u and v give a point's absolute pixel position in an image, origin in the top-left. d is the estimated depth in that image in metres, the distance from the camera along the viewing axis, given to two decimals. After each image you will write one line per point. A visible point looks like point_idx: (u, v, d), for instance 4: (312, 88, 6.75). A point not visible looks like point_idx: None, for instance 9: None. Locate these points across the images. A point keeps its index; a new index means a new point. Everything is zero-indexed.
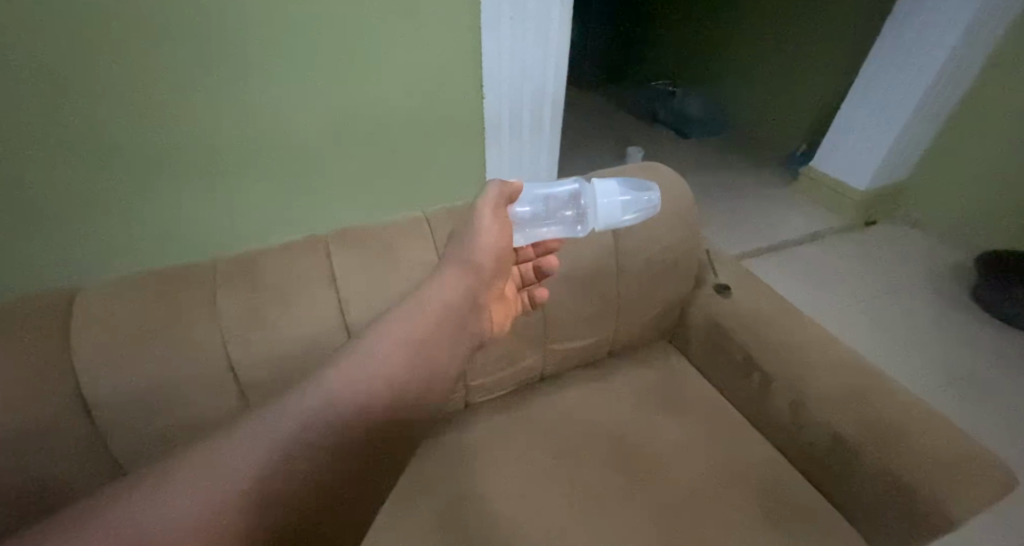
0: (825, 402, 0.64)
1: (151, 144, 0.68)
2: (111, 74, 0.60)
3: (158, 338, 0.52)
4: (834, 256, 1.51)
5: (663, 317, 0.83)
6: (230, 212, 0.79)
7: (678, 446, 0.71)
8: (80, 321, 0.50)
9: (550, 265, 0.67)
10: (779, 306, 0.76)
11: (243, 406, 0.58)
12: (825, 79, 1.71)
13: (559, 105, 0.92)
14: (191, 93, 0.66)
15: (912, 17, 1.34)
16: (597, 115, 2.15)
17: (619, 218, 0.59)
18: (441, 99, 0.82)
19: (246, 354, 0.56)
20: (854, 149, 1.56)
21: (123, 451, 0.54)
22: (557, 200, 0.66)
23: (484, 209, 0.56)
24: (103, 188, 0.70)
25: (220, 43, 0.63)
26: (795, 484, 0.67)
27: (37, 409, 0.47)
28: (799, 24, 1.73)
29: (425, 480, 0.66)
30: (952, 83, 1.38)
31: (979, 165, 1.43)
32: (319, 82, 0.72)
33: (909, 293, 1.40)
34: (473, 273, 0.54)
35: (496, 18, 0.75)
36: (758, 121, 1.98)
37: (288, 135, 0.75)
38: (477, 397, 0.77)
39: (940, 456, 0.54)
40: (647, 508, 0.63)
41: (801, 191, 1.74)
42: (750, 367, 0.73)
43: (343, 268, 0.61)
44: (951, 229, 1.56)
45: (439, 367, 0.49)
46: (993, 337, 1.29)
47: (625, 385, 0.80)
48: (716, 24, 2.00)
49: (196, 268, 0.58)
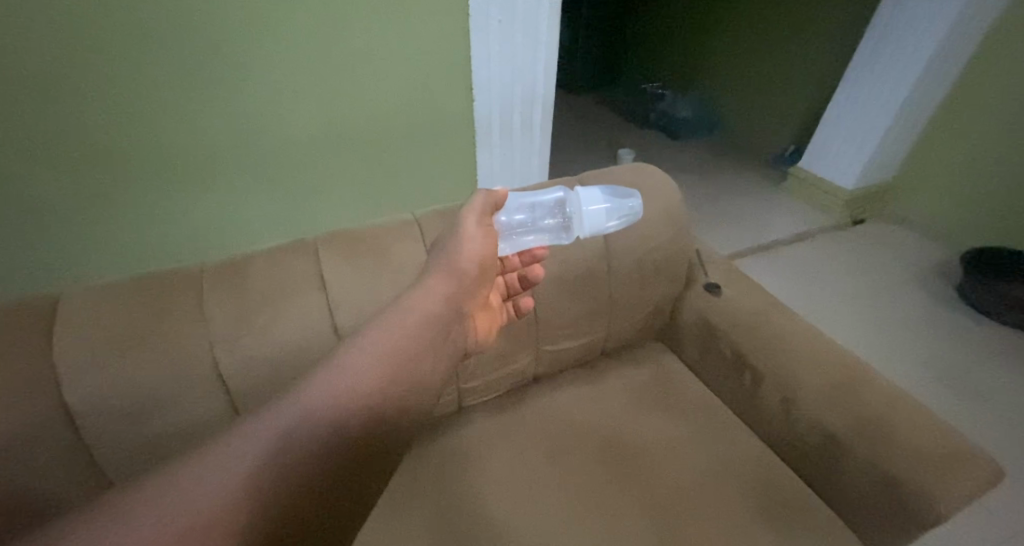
0: (811, 398, 0.65)
1: (137, 146, 0.67)
2: (97, 74, 0.60)
3: (142, 345, 0.51)
4: (822, 254, 1.53)
5: (653, 316, 0.83)
6: (217, 216, 0.79)
7: (671, 443, 0.71)
8: (62, 327, 0.49)
9: (535, 275, 0.66)
10: (767, 303, 0.76)
11: (232, 411, 0.58)
12: (811, 79, 1.73)
13: (548, 106, 0.92)
14: (176, 94, 0.65)
15: (894, 18, 1.37)
16: (587, 118, 2.16)
17: (604, 225, 0.60)
18: (431, 104, 0.82)
19: (233, 359, 0.55)
20: (839, 149, 1.58)
21: (110, 461, 0.53)
22: (542, 208, 0.68)
23: (468, 216, 0.57)
24: (90, 193, 0.69)
25: (208, 47, 0.63)
26: (786, 478, 0.68)
27: (22, 418, 0.46)
28: (783, 23, 1.75)
29: (420, 483, 0.66)
30: (936, 81, 1.39)
31: (964, 162, 1.45)
32: (306, 87, 0.71)
33: (896, 290, 1.42)
34: (458, 281, 0.54)
35: (485, 20, 0.75)
36: (744, 122, 1.99)
37: (275, 138, 0.74)
38: (471, 398, 0.77)
39: (929, 445, 0.55)
40: (640, 503, 0.63)
41: (789, 192, 1.76)
42: (741, 365, 0.74)
43: (332, 270, 0.61)
44: (936, 227, 1.58)
45: (426, 374, 0.48)
46: (979, 333, 1.31)
47: (618, 383, 0.80)
48: (702, 27, 2.02)
49: (183, 273, 0.57)
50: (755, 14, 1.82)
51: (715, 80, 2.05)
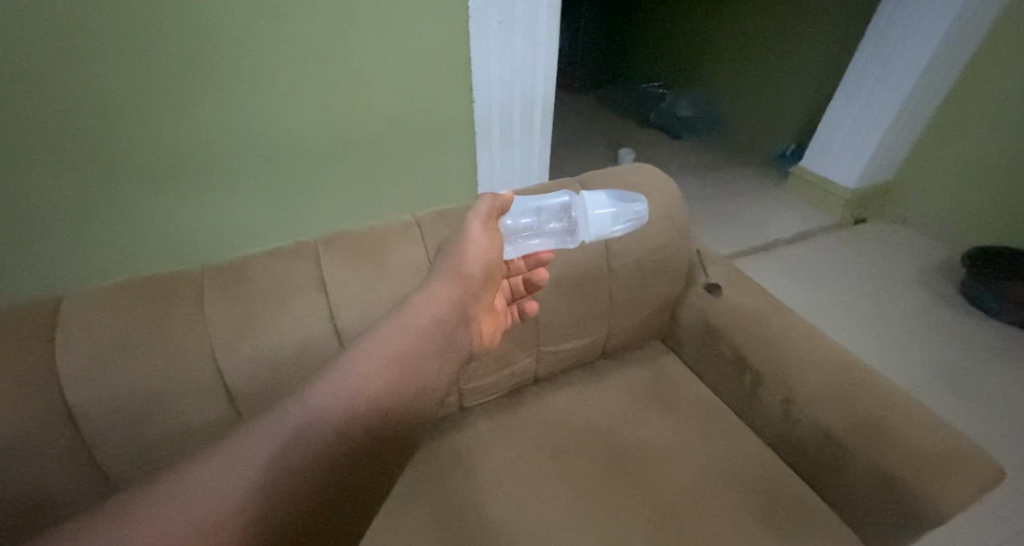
0: (812, 398, 0.65)
1: (139, 149, 0.67)
2: (101, 79, 0.60)
3: (143, 349, 0.51)
4: (823, 253, 1.53)
5: (654, 317, 0.83)
6: (219, 219, 0.79)
7: (673, 443, 0.71)
8: (63, 332, 0.50)
9: (541, 278, 0.66)
10: (768, 303, 0.76)
11: (233, 413, 0.58)
12: (812, 77, 1.72)
13: (548, 107, 0.92)
14: (179, 97, 0.65)
15: (895, 16, 1.36)
16: (588, 118, 2.16)
17: (609, 229, 0.61)
18: (432, 106, 0.82)
19: (235, 362, 0.55)
20: (841, 149, 1.58)
21: (112, 464, 0.53)
22: (548, 212, 0.69)
23: (474, 220, 0.57)
24: (92, 197, 0.69)
25: (210, 50, 0.63)
26: (787, 478, 0.68)
27: (24, 423, 0.46)
28: (783, 22, 1.75)
29: (421, 484, 0.66)
30: (938, 79, 1.39)
31: (965, 161, 1.45)
32: (308, 89, 0.71)
33: (897, 290, 1.42)
34: (463, 284, 0.54)
35: (485, 22, 0.75)
36: (744, 122, 1.99)
37: (277, 141, 0.75)
38: (471, 399, 0.77)
39: (929, 445, 0.55)
40: (640, 503, 0.63)
41: (790, 191, 1.76)
42: (742, 365, 0.74)
43: (333, 272, 0.61)
44: (938, 226, 1.58)
45: (431, 378, 0.49)
46: (980, 332, 1.31)
47: (619, 384, 0.80)
48: (702, 26, 2.02)
49: (183, 276, 0.57)
50: (755, 13, 1.82)
51: (715, 79, 2.04)
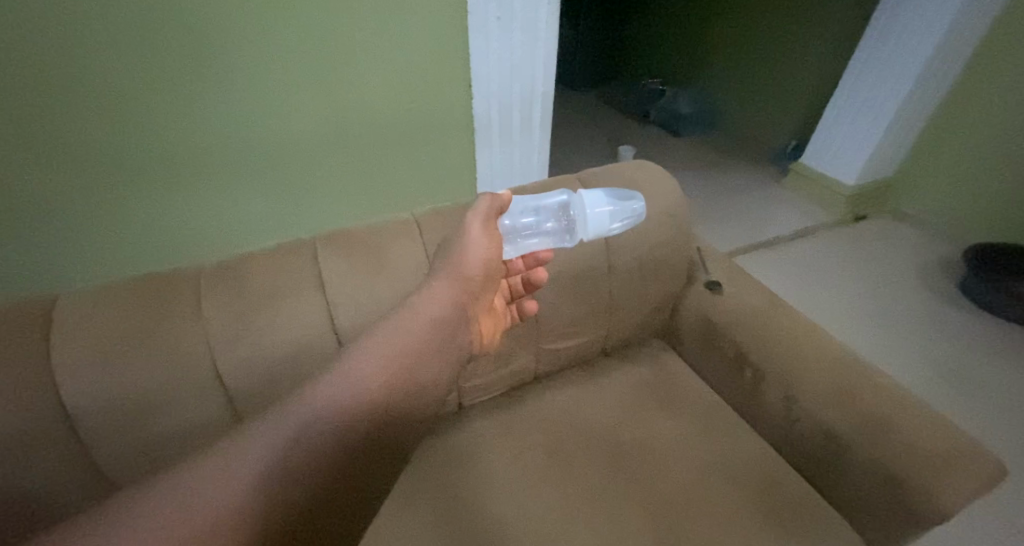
0: (813, 397, 0.64)
1: (138, 147, 0.67)
2: (99, 75, 0.60)
3: (140, 349, 0.51)
4: (823, 251, 1.52)
5: (655, 314, 0.83)
6: (217, 216, 0.78)
7: (674, 441, 0.71)
8: (57, 332, 0.49)
9: (540, 277, 0.66)
10: (769, 300, 0.76)
11: (231, 412, 0.57)
12: (812, 75, 1.72)
13: (548, 103, 0.92)
14: (178, 94, 0.64)
15: (897, 13, 1.36)
16: (588, 115, 2.15)
17: (607, 228, 0.60)
18: (432, 104, 0.82)
19: (233, 362, 0.55)
20: (841, 146, 1.58)
21: (111, 464, 0.53)
22: (546, 211, 0.69)
23: (473, 220, 0.57)
24: (90, 195, 0.69)
25: (209, 47, 0.62)
26: (788, 475, 0.67)
27: (23, 424, 0.46)
28: (784, 19, 1.74)
29: (421, 482, 0.66)
30: (939, 76, 1.39)
31: (966, 158, 1.45)
32: (308, 86, 0.71)
33: (897, 287, 1.41)
34: (463, 284, 0.54)
35: (484, 17, 0.74)
36: (745, 118, 1.99)
37: (276, 138, 0.74)
38: (471, 397, 0.76)
39: (931, 443, 0.55)
40: (640, 501, 0.63)
41: (790, 188, 1.76)
42: (743, 362, 0.73)
43: (332, 270, 0.60)
44: (939, 223, 1.58)
45: (430, 376, 0.48)
46: (981, 329, 1.31)
47: (619, 382, 0.80)
48: (702, 23, 2.01)
49: (179, 275, 0.56)
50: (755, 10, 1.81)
51: (715, 77, 2.04)
